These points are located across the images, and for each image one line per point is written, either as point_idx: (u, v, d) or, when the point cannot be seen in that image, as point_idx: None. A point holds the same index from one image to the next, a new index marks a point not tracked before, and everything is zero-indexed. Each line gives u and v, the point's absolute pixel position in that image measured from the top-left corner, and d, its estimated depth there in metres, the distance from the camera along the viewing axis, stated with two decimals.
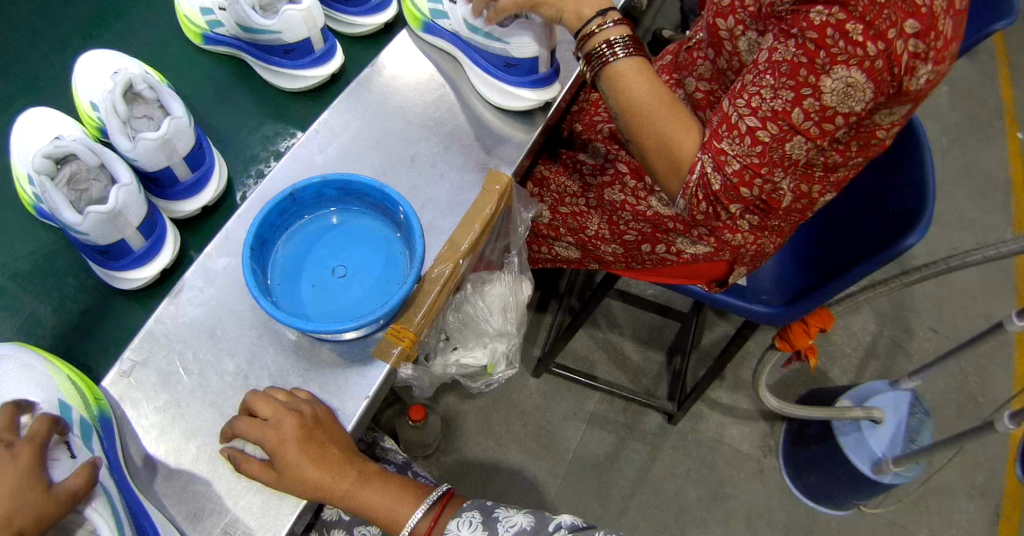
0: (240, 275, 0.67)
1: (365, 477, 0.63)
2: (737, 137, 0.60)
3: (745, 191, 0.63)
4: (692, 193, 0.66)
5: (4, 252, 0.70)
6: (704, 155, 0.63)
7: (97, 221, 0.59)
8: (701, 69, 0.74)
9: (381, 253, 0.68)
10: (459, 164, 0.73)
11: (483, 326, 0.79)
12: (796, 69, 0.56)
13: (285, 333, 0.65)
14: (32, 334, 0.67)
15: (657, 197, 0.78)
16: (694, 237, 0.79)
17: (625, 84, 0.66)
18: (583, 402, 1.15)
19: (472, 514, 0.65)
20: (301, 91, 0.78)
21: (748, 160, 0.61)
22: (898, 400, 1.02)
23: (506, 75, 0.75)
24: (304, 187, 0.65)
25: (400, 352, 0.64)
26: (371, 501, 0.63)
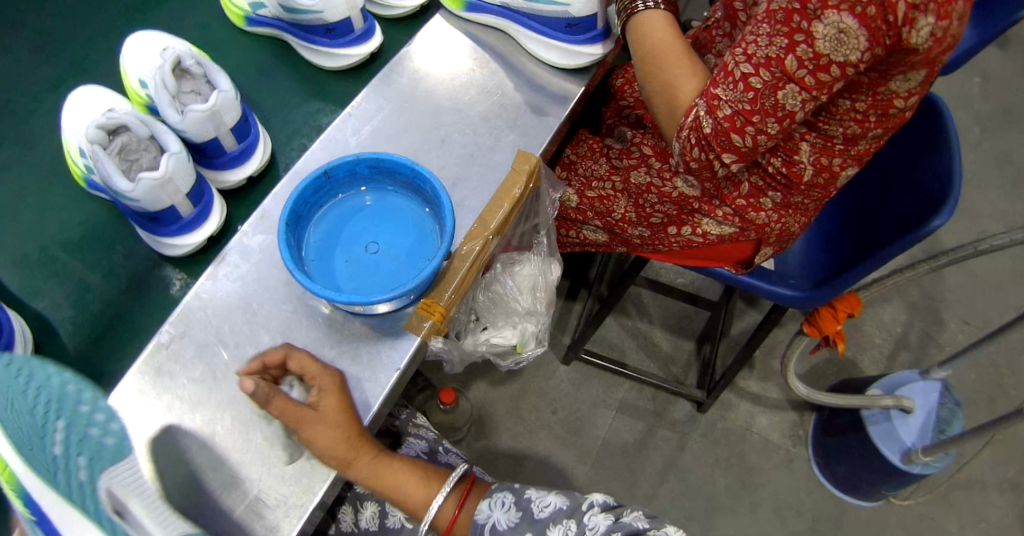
0: (275, 251, 0.69)
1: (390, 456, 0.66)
2: (731, 83, 0.61)
3: (738, 137, 0.64)
4: (685, 136, 0.67)
5: (55, 222, 0.73)
6: (699, 101, 0.64)
7: (148, 188, 0.62)
8: (719, 46, 0.74)
9: (411, 230, 0.70)
10: (489, 143, 0.75)
11: (512, 305, 0.80)
12: (790, 15, 0.57)
13: (319, 306, 0.68)
14: (82, 300, 0.70)
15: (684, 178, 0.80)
16: (719, 218, 0.80)
17: (647, 30, 0.70)
18: (612, 391, 1.16)
19: (503, 496, 0.69)
20: (340, 71, 0.80)
21: (739, 106, 0.61)
22: (929, 389, 1.01)
23: (567, 35, 0.79)
24: (338, 165, 0.67)
25: (432, 325, 0.66)
26: (399, 480, 0.67)
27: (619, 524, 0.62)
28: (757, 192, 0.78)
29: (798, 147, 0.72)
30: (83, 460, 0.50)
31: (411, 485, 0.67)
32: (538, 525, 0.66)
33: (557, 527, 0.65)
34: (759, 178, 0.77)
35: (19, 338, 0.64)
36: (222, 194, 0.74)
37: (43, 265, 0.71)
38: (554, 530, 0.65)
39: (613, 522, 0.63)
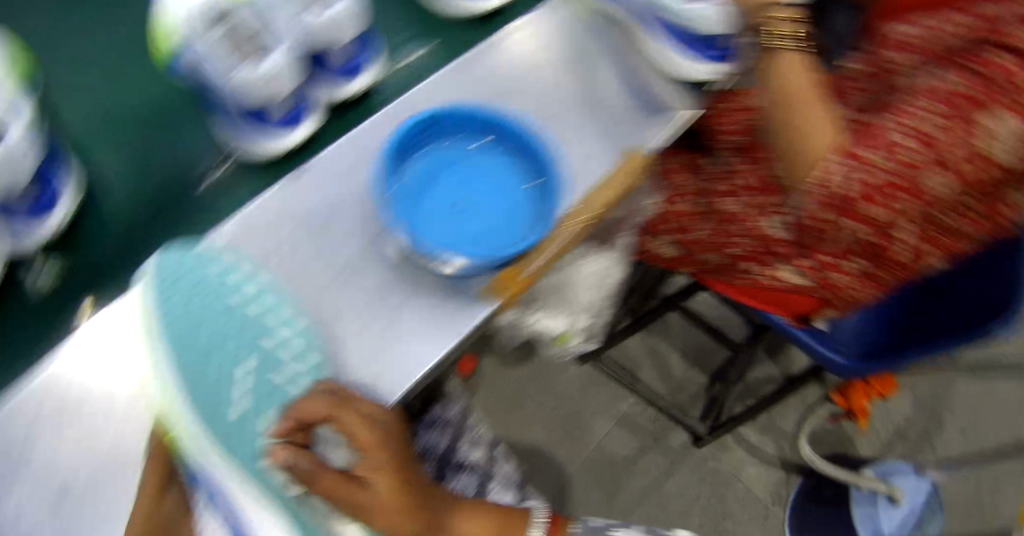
0: (356, 176, 0.63)
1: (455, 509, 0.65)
2: (880, 148, 0.67)
3: (874, 206, 0.70)
4: (813, 188, 0.71)
5: (116, 69, 0.65)
6: (850, 161, 0.68)
7: (245, 87, 0.51)
8: (855, 99, 0.78)
9: (508, 195, 0.66)
10: (606, 125, 0.68)
11: (575, 295, 0.78)
12: (959, 102, 0.65)
13: (385, 248, 0.61)
14: (132, 166, 0.63)
15: (773, 220, 0.80)
16: (799, 269, 0.81)
17: (789, 69, 0.72)
18: (617, 402, 1.15)
19: None
20: (470, 18, 0.73)
21: (888, 180, 0.68)
22: (919, 488, 1.04)
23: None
24: (451, 109, 0.64)
25: (507, 301, 0.62)
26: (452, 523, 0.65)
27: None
28: (845, 255, 0.76)
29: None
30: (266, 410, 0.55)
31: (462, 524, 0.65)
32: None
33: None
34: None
35: (63, 202, 0.57)
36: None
37: (95, 114, 0.63)
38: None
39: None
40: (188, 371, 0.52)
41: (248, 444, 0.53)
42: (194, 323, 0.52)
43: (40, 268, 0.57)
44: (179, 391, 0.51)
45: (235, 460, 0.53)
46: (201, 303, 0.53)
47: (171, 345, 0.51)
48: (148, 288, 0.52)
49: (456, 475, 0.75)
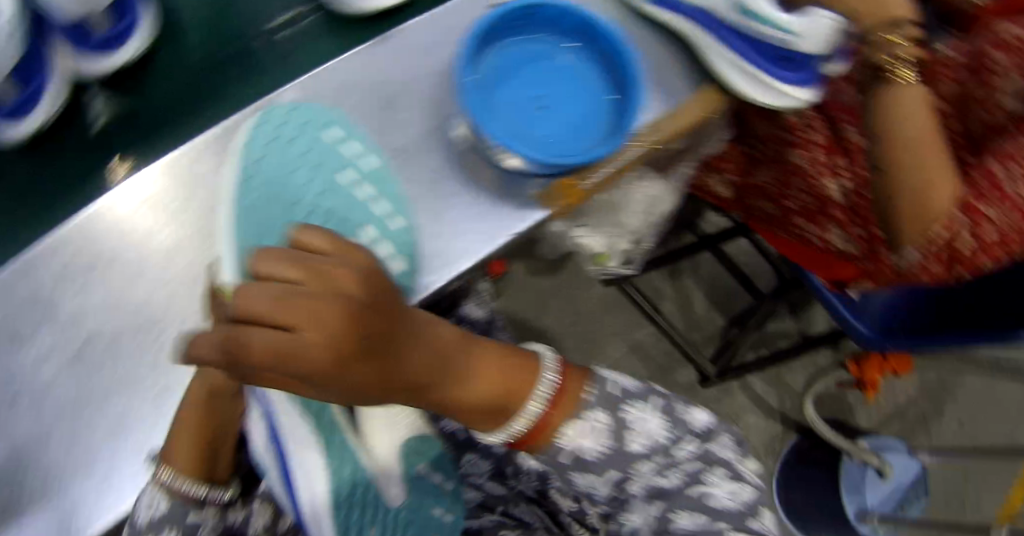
0: (442, 63, 0.67)
1: (457, 374, 0.48)
2: (1002, 204, 0.66)
3: (988, 260, 0.68)
4: (934, 248, 0.70)
5: None
6: (966, 217, 0.67)
7: None
8: (946, 89, 0.74)
9: (581, 102, 0.66)
10: (680, 52, 0.71)
11: (620, 216, 0.78)
12: None
13: (453, 129, 0.65)
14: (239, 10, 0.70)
15: (838, 182, 0.78)
16: (849, 235, 0.80)
17: (901, 111, 0.69)
18: (634, 329, 1.17)
19: (618, 417, 0.51)
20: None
21: (1006, 231, 0.67)
22: (908, 467, 1.10)
23: (778, 70, 0.67)
24: (547, 5, 0.63)
25: (559, 209, 0.64)
26: (454, 390, 0.48)
27: (709, 454, 0.53)
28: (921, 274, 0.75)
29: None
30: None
31: (479, 387, 0.48)
32: (627, 458, 0.51)
33: (648, 462, 0.51)
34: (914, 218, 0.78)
35: None
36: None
37: None
38: (644, 466, 0.51)
39: (703, 450, 0.53)
40: (250, 224, 0.53)
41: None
42: (285, 192, 0.55)
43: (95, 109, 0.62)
44: (243, 245, 0.50)
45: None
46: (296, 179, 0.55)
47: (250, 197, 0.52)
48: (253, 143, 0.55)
49: None
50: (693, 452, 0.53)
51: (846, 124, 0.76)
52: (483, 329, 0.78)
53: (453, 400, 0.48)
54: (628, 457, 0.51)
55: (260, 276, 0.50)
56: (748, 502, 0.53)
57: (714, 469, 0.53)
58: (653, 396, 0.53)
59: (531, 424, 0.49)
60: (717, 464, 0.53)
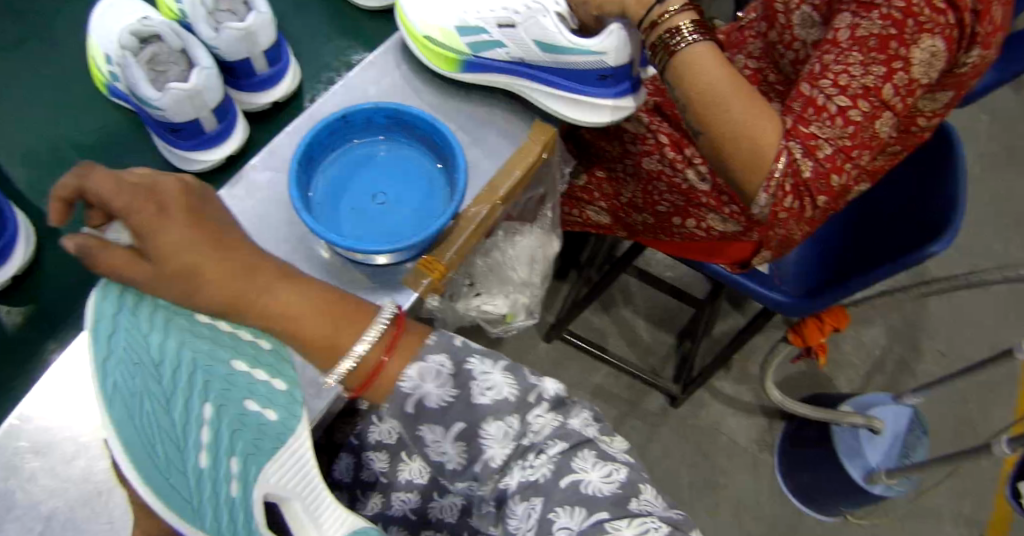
0: (282, 188, 0.68)
1: (287, 281, 0.56)
2: (828, 119, 0.64)
3: (836, 176, 0.66)
4: (778, 184, 0.66)
5: (69, 123, 0.74)
6: (791, 141, 0.65)
7: (176, 98, 0.60)
8: (752, 48, 0.79)
9: (420, 184, 0.69)
10: (504, 105, 0.74)
11: (509, 273, 0.80)
12: (887, 42, 0.62)
13: (319, 250, 0.67)
14: None
15: (696, 172, 0.80)
16: (725, 215, 0.80)
17: (696, 71, 0.65)
18: (590, 375, 1.20)
19: (442, 362, 0.54)
20: (376, 11, 0.81)
21: (840, 142, 0.64)
22: (898, 414, 1.03)
23: (599, 89, 0.69)
24: (357, 110, 0.66)
25: (430, 283, 0.66)
26: (276, 299, 0.55)
27: (566, 430, 0.53)
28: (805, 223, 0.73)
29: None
30: (236, 458, 0.47)
31: (302, 318, 0.55)
32: (474, 413, 0.53)
33: (495, 422, 0.52)
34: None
35: None
36: (246, 114, 0.74)
37: (52, 164, 0.73)
38: (491, 426, 0.52)
39: (561, 425, 0.53)
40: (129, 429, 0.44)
41: (217, 502, 0.46)
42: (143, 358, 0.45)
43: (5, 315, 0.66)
44: (131, 449, 0.44)
45: (205, 519, 0.46)
46: (152, 346, 0.46)
47: (117, 396, 0.44)
48: (95, 333, 0.45)
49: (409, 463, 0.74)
50: (550, 430, 0.52)
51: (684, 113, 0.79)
52: None
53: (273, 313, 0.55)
54: (478, 414, 0.53)
55: (156, 470, 0.44)
56: (626, 483, 0.50)
57: (581, 452, 0.52)
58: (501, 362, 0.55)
59: (359, 362, 0.55)
60: (583, 446, 0.52)
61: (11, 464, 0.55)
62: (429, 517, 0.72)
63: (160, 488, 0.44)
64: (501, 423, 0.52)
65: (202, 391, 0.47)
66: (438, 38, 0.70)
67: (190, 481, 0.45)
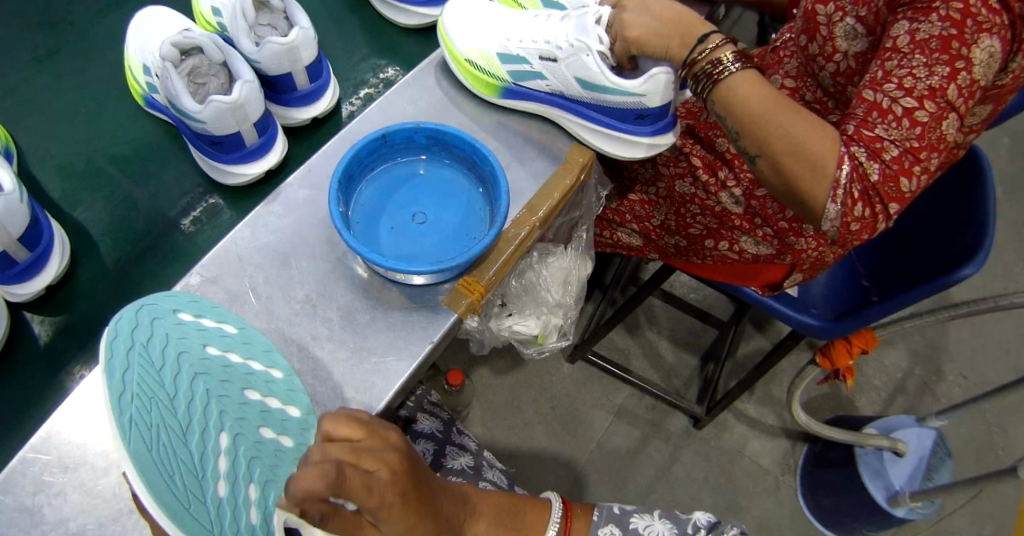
0: (321, 207, 0.68)
1: (473, 509, 0.59)
2: (893, 121, 0.58)
3: (906, 180, 0.60)
4: (847, 192, 0.60)
5: (107, 136, 0.75)
6: (855, 148, 0.59)
7: (218, 110, 0.60)
8: (788, 66, 0.78)
9: (459, 205, 0.69)
10: (541, 131, 0.74)
11: (543, 295, 0.80)
12: (948, 42, 0.57)
13: (355, 268, 0.66)
14: (127, 215, 0.72)
15: (730, 194, 0.80)
16: (758, 238, 0.81)
17: (742, 96, 0.62)
18: (612, 395, 1.20)
19: (609, 529, 0.64)
20: (412, 28, 0.80)
21: (907, 143, 0.59)
22: (923, 436, 1.02)
23: (634, 127, 0.71)
24: (397, 130, 0.66)
25: (469, 304, 0.65)
26: (478, 525, 0.59)
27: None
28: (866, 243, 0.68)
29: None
30: (254, 485, 0.49)
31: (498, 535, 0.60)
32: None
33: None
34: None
35: None
36: (285, 130, 0.74)
37: (90, 177, 0.73)
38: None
39: None
40: (148, 456, 0.45)
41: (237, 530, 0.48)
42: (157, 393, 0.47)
43: (36, 327, 0.65)
44: (151, 481, 0.45)
45: None
46: (166, 380, 0.47)
47: (135, 430, 0.45)
48: (107, 368, 0.46)
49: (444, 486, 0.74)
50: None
51: (719, 137, 0.78)
52: (442, 438, 0.78)
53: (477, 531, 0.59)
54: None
55: (176, 498, 0.46)
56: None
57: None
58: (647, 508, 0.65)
59: None
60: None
61: (39, 480, 0.54)
62: None
63: (180, 519, 0.46)
64: None
65: (219, 420, 0.49)
66: (477, 61, 0.72)
67: (209, 510, 0.47)
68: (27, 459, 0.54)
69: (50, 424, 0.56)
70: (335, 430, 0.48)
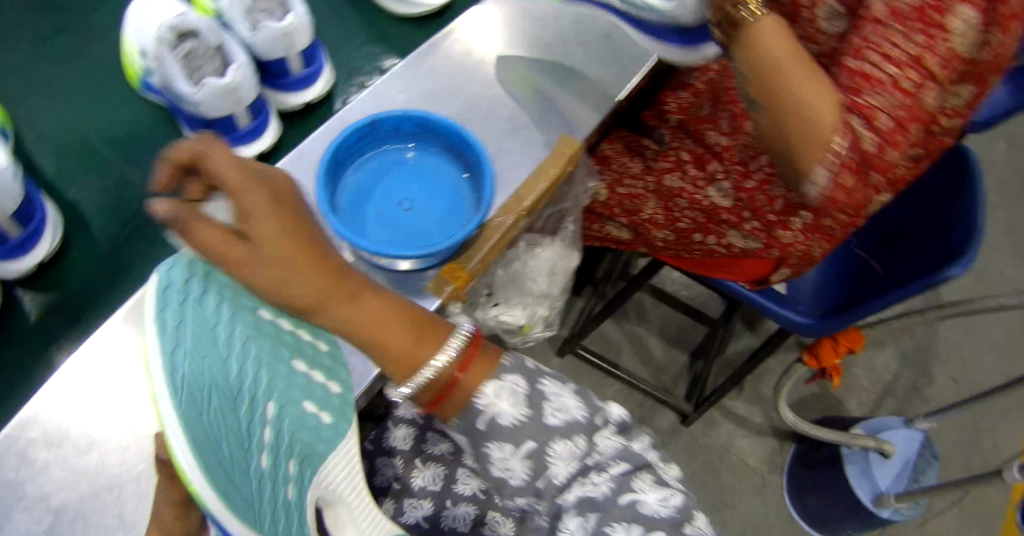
0: (308, 192, 0.69)
1: (356, 295, 0.53)
2: (882, 90, 0.56)
3: (894, 153, 0.59)
4: (842, 162, 0.58)
5: (103, 116, 0.76)
6: (851, 116, 0.57)
7: (212, 93, 0.61)
8: None
9: (445, 193, 0.69)
10: (532, 123, 0.74)
11: (528, 285, 0.80)
12: (926, 10, 0.54)
13: (343, 253, 0.67)
14: (120, 195, 0.73)
15: (717, 188, 0.80)
16: (745, 233, 0.80)
17: (755, 42, 0.58)
18: (601, 390, 1.21)
19: (514, 379, 0.53)
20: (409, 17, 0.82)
21: (897, 115, 0.57)
22: (909, 439, 1.02)
23: (669, 37, 0.70)
24: (386, 117, 0.67)
25: (452, 290, 0.66)
26: (360, 307, 0.53)
27: (630, 452, 0.53)
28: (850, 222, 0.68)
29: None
30: (294, 459, 0.45)
31: (387, 329, 0.53)
32: (545, 433, 0.52)
33: (564, 442, 0.52)
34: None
35: None
36: (278, 114, 0.75)
37: (85, 156, 0.74)
38: (560, 445, 0.52)
39: (624, 447, 0.53)
40: (198, 421, 0.40)
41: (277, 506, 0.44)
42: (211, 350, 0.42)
43: (28, 303, 0.66)
44: (198, 447, 0.40)
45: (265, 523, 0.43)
46: (220, 340, 0.43)
47: (187, 397, 0.40)
48: (159, 322, 0.42)
49: (423, 469, 0.74)
50: (615, 451, 0.53)
51: (710, 130, 0.80)
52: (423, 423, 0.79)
53: (359, 318, 0.52)
54: (546, 432, 0.52)
55: (222, 468, 0.41)
56: (681, 507, 0.52)
57: (639, 473, 0.53)
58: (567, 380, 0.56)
59: (435, 375, 0.52)
60: (642, 470, 0.53)
61: (24, 455, 0.55)
62: (441, 527, 0.72)
63: (227, 495, 0.41)
64: (569, 442, 0.52)
65: (266, 388, 0.44)
66: None
67: (252, 481, 0.43)
68: (12, 435, 0.55)
69: (31, 404, 0.56)
70: (216, 160, 0.48)
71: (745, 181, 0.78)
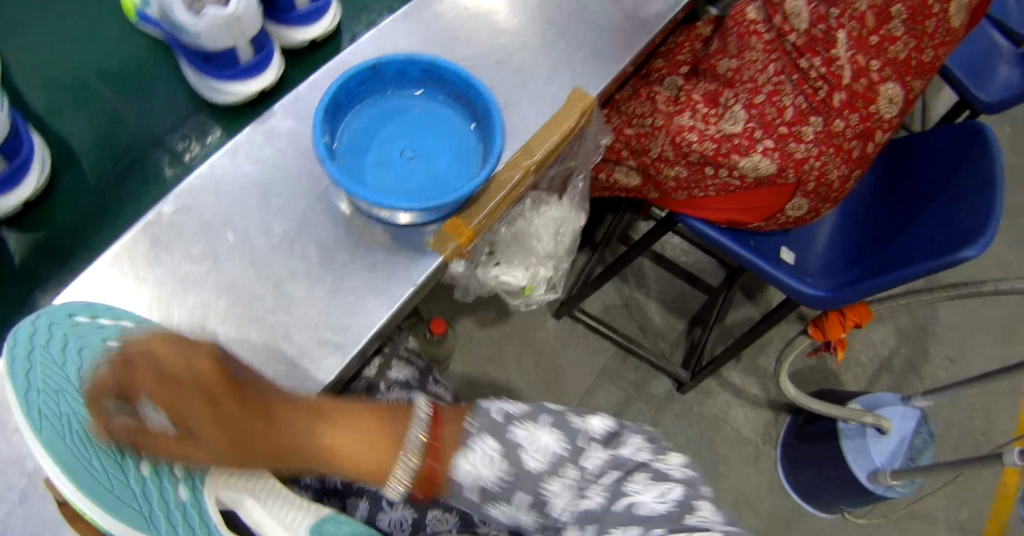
0: (306, 139, 0.65)
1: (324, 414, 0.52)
2: None
3: None
4: None
5: (95, 49, 0.71)
6: None
7: (215, 24, 0.57)
8: None
9: (452, 143, 0.65)
10: (545, 75, 0.70)
11: (532, 244, 0.77)
12: None
13: (339, 204, 0.63)
14: (110, 132, 0.68)
15: (733, 112, 0.76)
16: (758, 154, 0.76)
17: None
18: (596, 355, 1.19)
19: (486, 439, 0.54)
20: None
21: None
22: (907, 415, 1.01)
23: None
24: (389, 61, 0.62)
25: (456, 247, 0.63)
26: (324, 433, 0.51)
27: (618, 459, 0.55)
28: None
29: (836, 38, 0.72)
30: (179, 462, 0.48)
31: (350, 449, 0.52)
32: (534, 480, 0.54)
33: (555, 479, 0.53)
34: (804, 100, 0.75)
35: None
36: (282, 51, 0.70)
37: (74, 90, 0.69)
38: (555, 484, 0.53)
39: (613, 458, 0.55)
40: (66, 447, 0.44)
41: (169, 507, 0.48)
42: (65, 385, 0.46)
43: (11, 242, 0.63)
44: (68, 468, 0.44)
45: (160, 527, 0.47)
46: (71, 372, 0.46)
47: (49, 422, 0.44)
48: (12, 373, 0.46)
49: None
50: (605, 464, 0.54)
51: (721, 60, 0.78)
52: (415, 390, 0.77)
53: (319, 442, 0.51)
54: (535, 477, 0.54)
55: (96, 481, 0.44)
56: (682, 500, 0.53)
57: (631, 475, 0.54)
58: (540, 416, 0.56)
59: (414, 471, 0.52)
60: (637, 470, 0.55)
61: None
62: None
63: (107, 502, 0.44)
64: (560, 478, 0.54)
65: None
66: None
67: (134, 489, 0.46)
68: None
69: None
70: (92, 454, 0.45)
71: (755, 96, 0.76)
